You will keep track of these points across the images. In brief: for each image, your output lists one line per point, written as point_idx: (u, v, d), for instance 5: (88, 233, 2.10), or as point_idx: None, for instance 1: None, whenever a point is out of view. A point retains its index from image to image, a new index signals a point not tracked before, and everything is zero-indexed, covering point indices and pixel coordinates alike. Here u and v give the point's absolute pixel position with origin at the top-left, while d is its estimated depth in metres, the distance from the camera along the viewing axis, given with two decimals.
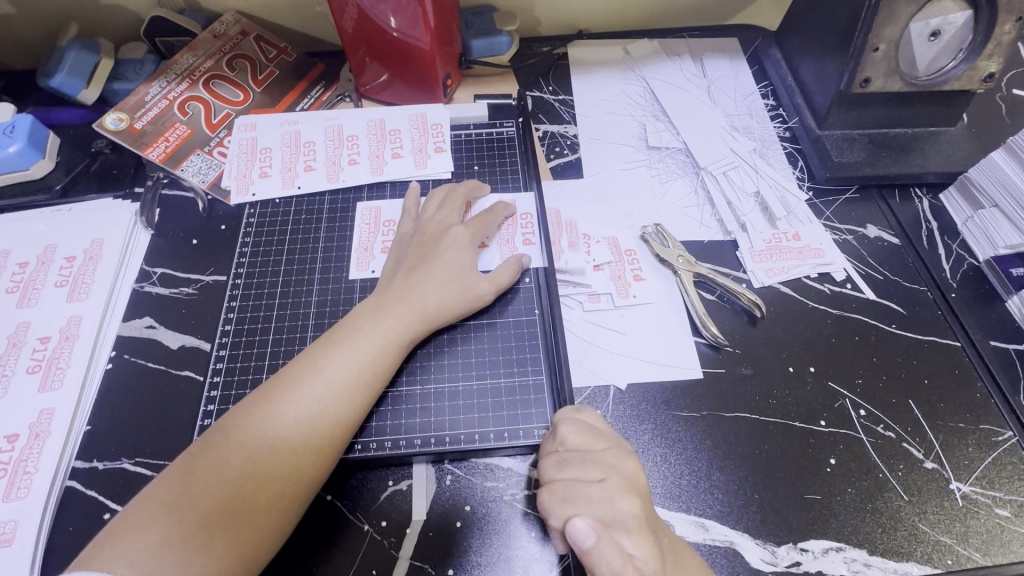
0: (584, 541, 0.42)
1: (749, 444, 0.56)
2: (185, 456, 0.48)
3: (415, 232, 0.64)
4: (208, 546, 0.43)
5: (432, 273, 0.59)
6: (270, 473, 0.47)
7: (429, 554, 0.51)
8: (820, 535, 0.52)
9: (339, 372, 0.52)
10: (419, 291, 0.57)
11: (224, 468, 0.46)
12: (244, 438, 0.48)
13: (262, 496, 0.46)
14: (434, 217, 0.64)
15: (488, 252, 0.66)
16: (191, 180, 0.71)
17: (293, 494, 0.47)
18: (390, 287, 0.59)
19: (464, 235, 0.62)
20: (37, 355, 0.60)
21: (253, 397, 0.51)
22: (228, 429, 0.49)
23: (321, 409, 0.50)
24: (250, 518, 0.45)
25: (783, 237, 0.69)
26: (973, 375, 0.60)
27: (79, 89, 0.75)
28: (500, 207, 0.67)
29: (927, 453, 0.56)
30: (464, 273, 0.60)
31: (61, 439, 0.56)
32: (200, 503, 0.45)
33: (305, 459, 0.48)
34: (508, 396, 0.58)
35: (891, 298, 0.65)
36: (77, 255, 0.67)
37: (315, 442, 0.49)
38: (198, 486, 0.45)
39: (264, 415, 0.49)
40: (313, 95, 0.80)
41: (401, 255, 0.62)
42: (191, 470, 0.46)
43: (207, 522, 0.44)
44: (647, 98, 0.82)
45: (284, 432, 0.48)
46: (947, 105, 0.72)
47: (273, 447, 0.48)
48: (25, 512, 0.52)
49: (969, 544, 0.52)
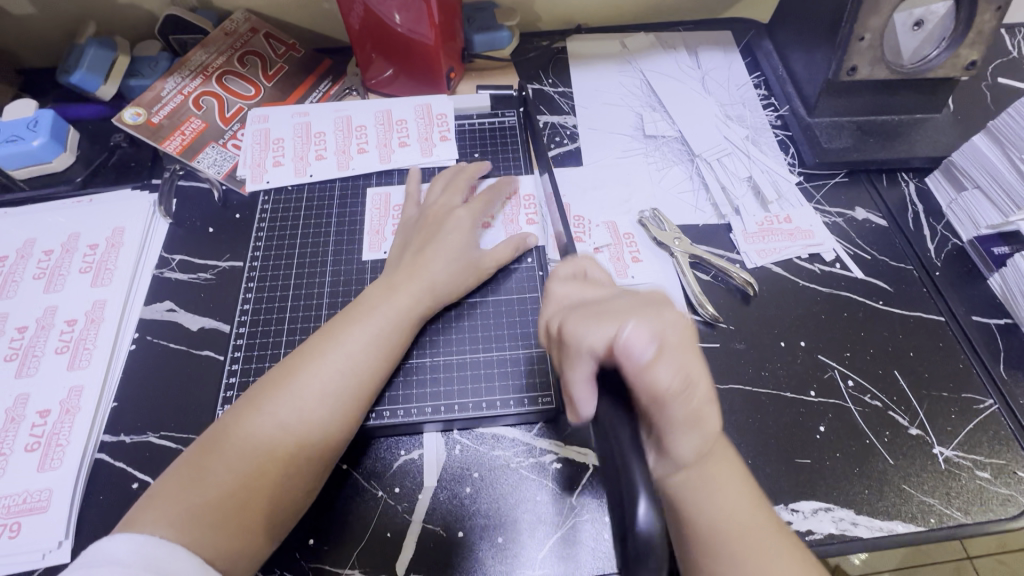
0: (643, 353, 0.37)
1: (743, 414, 0.59)
2: (215, 426, 0.51)
3: (420, 216, 0.67)
4: (241, 511, 0.46)
5: (437, 253, 0.62)
6: (299, 441, 0.50)
7: (440, 517, 0.54)
8: (810, 496, 0.55)
9: (360, 345, 0.55)
10: (427, 270, 0.60)
11: (256, 436, 0.49)
12: (272, 409, 0.50)
13: (291, 463, 0.49)
14: (438, 200, 0.68)
15: (493, 230, 0.69)
16: (207, 171, 0.74)
17: (319, 461, 0.51)
18: (400, 267, 0.61)
19: (466, 217, 0.66)
20: (64, 337, 0.64)
21: (280, 369, 0.54)
22: (256, 400, 0.51)
23: (344, 382, 0.53)
24: (280, 484, 0.49)
25: (774, 219, 0.72)
26: (957, 349, 0.63)
27: (97, 85, 0.78)
28: (507, 182, 0.72)
29: (911, 420, 0.59)
30: (466, 251, 0.63)
31: (90, 415, 0.59)
32: (233, 470, 0.48)
33: (330, 429, 0.51)
34: (514, 366, 0.61)
35: (878, 277, 0.68)
36: (99, 244, 0.70)
37: (339, 413, 0.52)
38: (230, 454, 0.48)
39: (290, 386, 0.52)
40: (321, 89, 0.83)
41: (407, 237, 0.65)
42: (223, 440, 0.49)
43: (239, 488, 0.47)
44: (643, 88, 0.85)
45: (312, 402, 0.51)
46: (931, 92, 0.75)
47: (300, 417, 0.50)
48: (58, 482, 0.55)
49: (951, 504, 0.55)
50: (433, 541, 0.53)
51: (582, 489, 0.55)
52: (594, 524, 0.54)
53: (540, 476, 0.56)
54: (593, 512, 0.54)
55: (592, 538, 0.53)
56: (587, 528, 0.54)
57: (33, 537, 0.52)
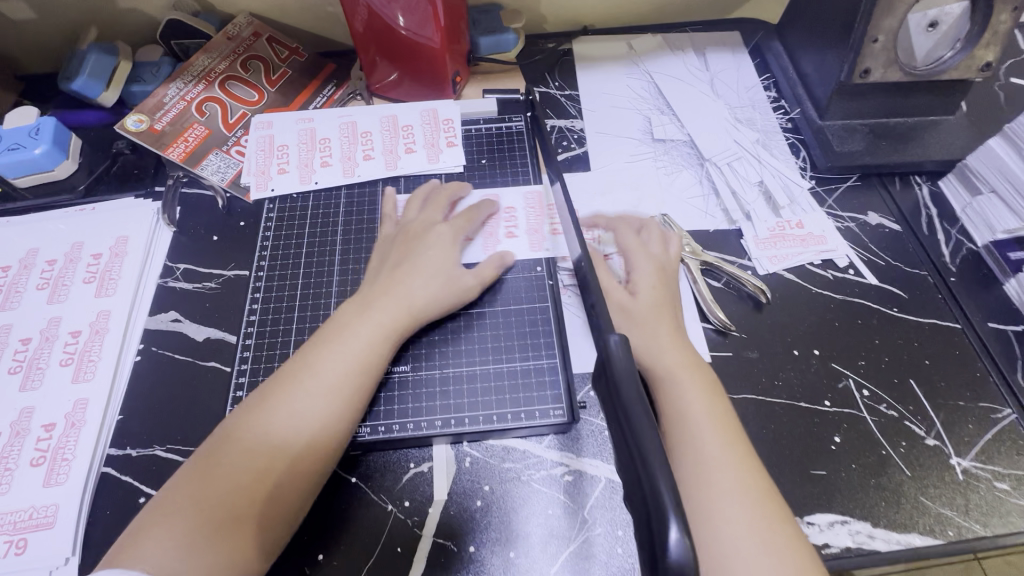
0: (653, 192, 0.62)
1: (756, 424, 0.58)
2: (193, 459, 0.50)
3: (398, 231, 0.66)
4: (219, 540, 0.45)
5: (414, 269, 0.61)
6: (272, 467, 0.49)
7: (450, 532, 0.53)
8: (826, 509, 0.54)
9: (331, 366, 0.53)
10: (404, 285, 0.59)
11: (231, 466, 0.48)
12: (245, 437, 0.50)
13: (266, 490, 0.48)
14: (417, 217, 0.67)
15: (473, 246, 0.68)
16: (211, 178, 0.73)
17: (297, 485, 0.49)
18: (376, 282, 0.61)
19: (447, 233, 0.65)
20: (69, 348, 0.63)
21: (270, 382, 0.54)
22: (230, 430, 0.51)
23: (316, 404, 0.52)
24: (256, 511, 0.47)
25: (786, 225, 0.71)
26: (973, 356, 0.62)
27: (99, 92, 0.77)
28: (485, 203, 0.70)
29: (928, 431, 0.58)
30: (446, 268, 0.62)
31: (95, 428, 0.58)
32: (207, 501, 0.47)
33: (307, 452, 0.50)
34: (524, 378, 0.60)
35: (893, 283, 0.67)
36: (103, 253, 0.69)
37: (312, 436, 0.51)
38: (206, 485, 0.47)
39: (262, 414, 0.51)
40: (325, 94, 0.82)
41: (385, 253, 0.64)
42: (198, 472, 0.48)
43: (214, 518, 0.46)
44: (651, 91, 0.84)
45: (301, 414, 0.51)
46: (946, 93, 0.73)
47: (271, 443, 0.50)
48: (64, 497, 0.54)
49: (970, 516, 0.54)
50: (444, 556, 0.52)
51: (594, 502, 0.55)
52: (607, 538, 0.53)
53: (552, 489, 0.55)
54: (606, 526, 0.53)
55: (605, 552, 0.52)
56: (600, 543, 0.53)
57: (39, 554, 0.52)
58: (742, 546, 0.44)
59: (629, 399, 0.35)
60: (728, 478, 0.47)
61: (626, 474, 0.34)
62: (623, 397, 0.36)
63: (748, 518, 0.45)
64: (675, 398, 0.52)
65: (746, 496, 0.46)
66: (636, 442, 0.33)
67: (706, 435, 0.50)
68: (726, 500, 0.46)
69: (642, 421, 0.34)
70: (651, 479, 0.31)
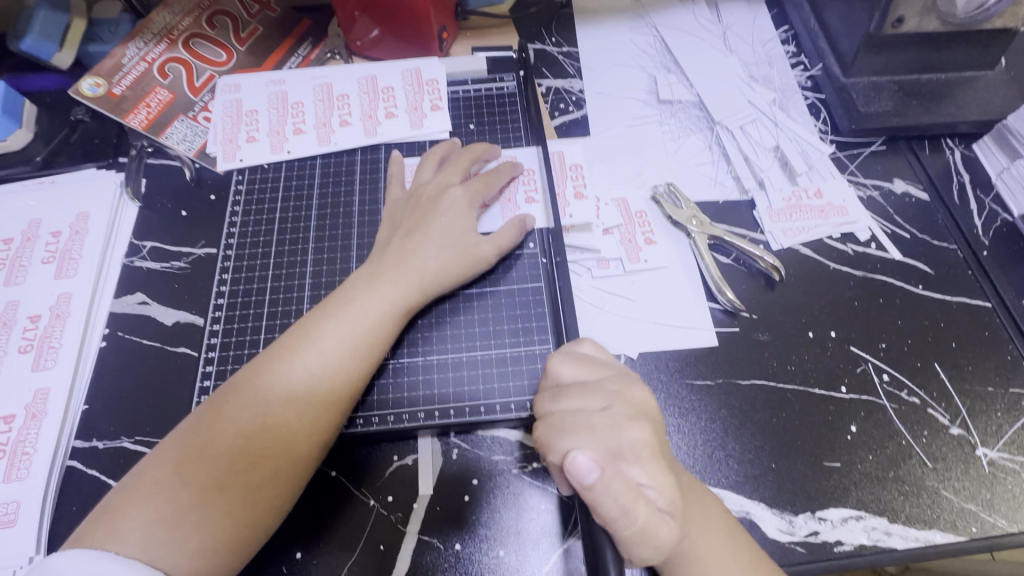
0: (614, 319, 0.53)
1: (766, 413, 0.54)
2: (178, 432, 0.46)
3: (410, 197, 0.60)
4: (202, 524, 0.42)
5: (428, 237, 0.56)
6: (267, 447, 0.45)
7: (437, 528, 0.50)
8: (839, 504, 0.50)
9: (332, 344, 0.49)
10: (416, 256, 0.55)
11: (212, 447, 0.44)
12: (236, 413, 0.46)
13: (257, 472, 0.45)
14: (431, 181, 0.61)
15: (490, 214, 0.63)
16: (177, 148, 0.68)
17: (290, 471, 0.46)
18: (386, 254, 0.55)
19: (463, 197, 0.59)
20: (29, 334, 0.59)
21: (261, 356, 0.50)
22: (219, 403, 0.46)
23: (315, 382, 0.48)
24: (243, 495, 0.44)
25: (803, 194, 0.65)
26: (1004, 338, 0.57)
27: (52, 53, 0.71)
28: (507, 166, 0.63)
29: (952, 419, 0.54)
30: (463, 235, 0.57)
31: (57, 420, 0.54)
32: (191, 481, 0.43)
33: (301, 434, 0.46)
34: (514, 365, 0.56)
35: (918, 258, 0.61)
36: (63, 231, 0.64)
37: (308, 417, 0.47)
38: (189, 463, 0.44)
39: (255, 389, 0.47)
40: (300, 53, 0.75)
41: (396, 219, 0.59)
42: (183, 447, 0.44)
43: (200, 499, 0.42)
44: (657, 47, 0.77)
45: (293, 396, 0.47)
46: (986, 45, 0.66)
47: (265, 421, 0.46)
48: (26, 493, 0.51)
49: (995, 511, 0.50)
50: (429, 554, 0.49)
51: None
52: None
53: (544, 482, 0.52)
54: None
55: None
56: None
57: (2, 553, 0.49)
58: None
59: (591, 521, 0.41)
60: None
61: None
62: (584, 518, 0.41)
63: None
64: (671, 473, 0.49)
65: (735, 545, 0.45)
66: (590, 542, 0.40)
67: None
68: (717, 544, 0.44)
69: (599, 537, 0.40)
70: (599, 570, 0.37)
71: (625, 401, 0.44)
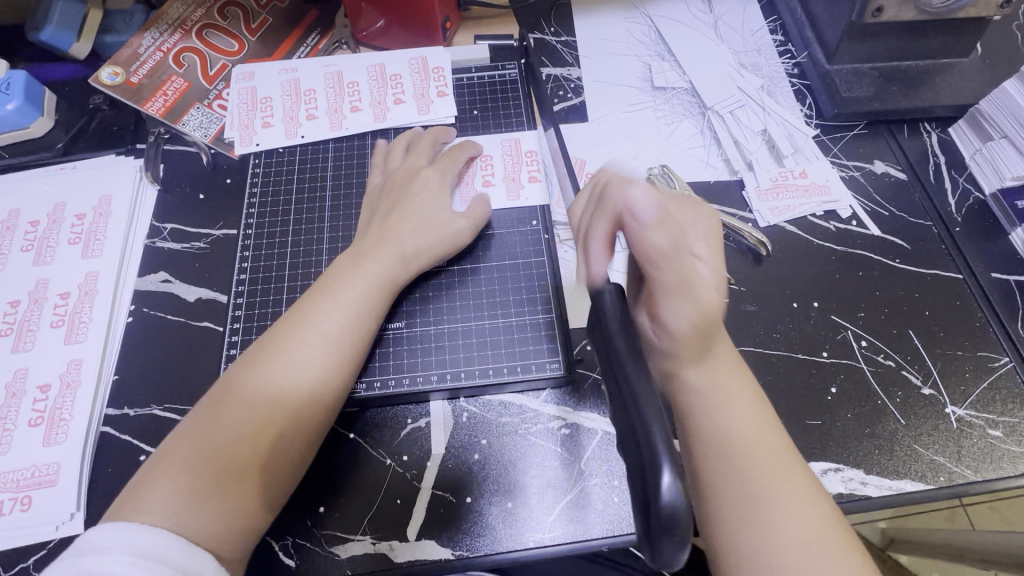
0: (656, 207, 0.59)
1: (753, 376, 0.58)
2: (193, 413, 0.50)
3: (385, 182, 0.64)
4: (233, 487, 0.46)
5: (406, 216, 0.60)
6: (285, 414, 0.49)
7: (450, 484, 0.54)
8: (820, 457, 0.55)
9: (337, 316, 0.53)
10: (396, 234, 0.59)
11: (235, 417, 0.48)
12: (253, 388, 0.49)
13: (278, 437, 0.49)
14: (403, 164, 0.65)
15: (459, 196, 0.66)
16: (194, 134, 0.71)
17: (308, 434, 0.50)
18: (368, 234, 0.60)
19: (434, 177, 0.64)
20: (59, 310, 0.62)
21: (271, 330, 0.53)
22: (238, 377, 0.50)
23: (325, 352, 0.52)
24: (258, 460, 0.47)
25: (789, 174, 0.69)
26: (974, 306, 0.62)
27: (71, 43, 0.73)
28: (469, 145, 0.67)
29: (925, 380, 0.58)
30: (436, 214, 0.61)
31: (91, 389, 0.58)
32: (219, 450, 0.47)
33: (305, 404, 0.50)
34: (521, 334, 0.60)
35: (896, 234, 0.66)
36: (87, 213, 0.68)
37: (320, 387, 0.51)
38: (212, 437, 0.47)
39: (271, 362, 0.51)
40: (309, 43, 0.78)
41: (373, 203, 0.63)
42: (207, 421, 0.48)
43: (218, 469, 0.46)
44: (651, 36, 0.80)
45: (306, 365, 0.51)
46: (961, 33, 0.70)
47: (281, 389, 0.50)
48: (65, 456, 0.55)
49: (962, 462, 0.55)
50: (443, 507, 0.53)
51: (590, 455, 0.55)
52: (603, 489, 0.54)
53: (549, 442, 0.56)
54: (602, 476, 0.54)
55: (601, 502, 0.53)
56: (597, 493, 0.54)
57: (46, 510, 0.53)
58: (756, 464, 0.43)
59: (615, 325, 0.37)
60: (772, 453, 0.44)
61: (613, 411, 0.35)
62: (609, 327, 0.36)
63: (796, 489, 0.43)
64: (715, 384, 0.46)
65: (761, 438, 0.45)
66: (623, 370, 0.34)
67: None
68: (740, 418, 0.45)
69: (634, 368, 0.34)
70: (646, 430, 0.31)
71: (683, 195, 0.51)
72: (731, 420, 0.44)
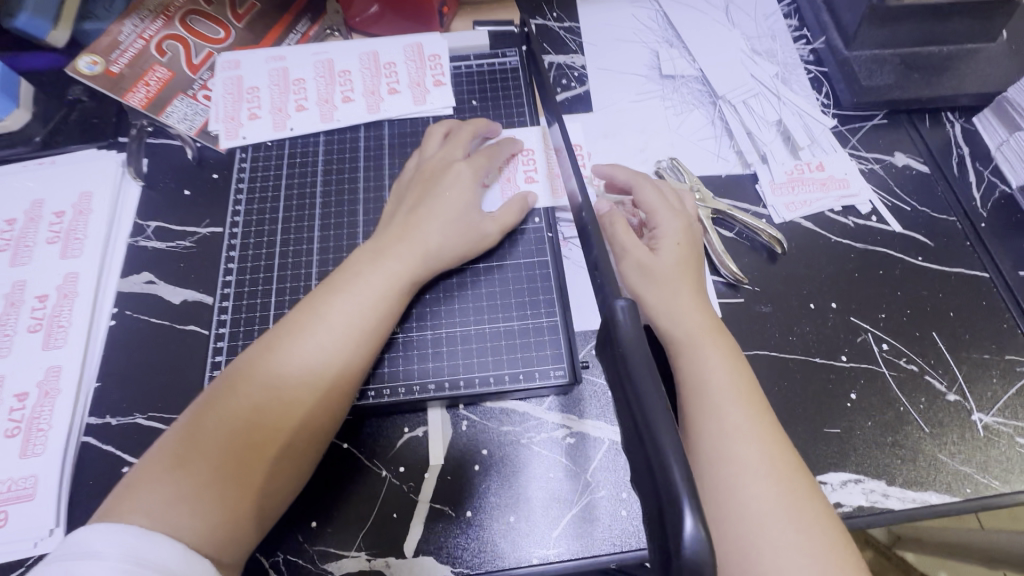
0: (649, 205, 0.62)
1: (768, 382, 0.55)
2: (192, 408, 0.46)
3: (416, 170, 0.60)
4: (233, 479, 0.43)
5: (434, 212, 0.56)
6: (297, 403, 0.46)
7: (449, 497, 0.51)
8: (839, 468, 0.52)
9: (359, 302, 0.50)
10: (420, 231, 0.55)
11: (246, 401, 0.45)
12: (269, 369, 0.47)
13: (287, 427, 0.46)
14: (436, 154, 0.61)
15: (491, 192, 0.63)
16: (178, 127, 0.67)
17: (319, 426, 0.47)
18: (391, 228, 0.56)
19: (468, 171, 0.59)
20: (37, 314, 0.59)
21: (291, 316, 0.50)
22: (256, 358, 0.47)
23: (346, 337, 0.49)
24: (259, 465, 0.44)
25: (805, 168, 0.66)
26: (1001, 307, 0.58)
27: (47, 31, 0.69)
28: (508, 142, 0.63)
29: (949, 386, 0.55)
30: (467, 212, 0.57)
31: (71, 397, 0.55)
32: (225, 437, 0.44)
33: (315, 405, 0.47)
34: (523, 339, 0.57)
35: (918, 230, 0.62)
36: (66, 211, 0.64)
37: (338, 374, 0.48)
38: (222, 420, 0.44)
39: (289, 344, 0.48)
40: (299, 30, 0.74)
41: (402, 193, 0.59)
42: (216, 403, 0.45)
43: (217, 472, 0.42)
44: (660, 21, 0.76)
45: (326, 351, 0.48)
46: (989, 16, 0.66)
47: (297, 375, 0.47)
48: (44, 469, 0.52)
49: (989, 473, 0.52)
50: (442, 522, 0.51)
51: (597, 465, 0.52)
52: (611, 502, 0.51)
53: (553, 452, 0.53)
54: (610, 489, 0.51)
55: (609, 516, 0.50)
56: (605, 507, 0.51)
57: (23, 526, 0.50)
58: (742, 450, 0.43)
59: (628, 342, 0.32)
60: (752, 454, 0.43)
61: (625, 435, 0.31)
62: (622, 344, 0.32)
63: (769, 497, 0.42)
64: (695, 367, 0.48)
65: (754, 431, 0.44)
66: (636, 394, 0.30)
67: (728, 404, 0.46)
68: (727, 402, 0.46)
69: (648, 391, 0.30)
70: (662, 463, 0.27)
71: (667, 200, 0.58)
72: (719, 415, 0.45)
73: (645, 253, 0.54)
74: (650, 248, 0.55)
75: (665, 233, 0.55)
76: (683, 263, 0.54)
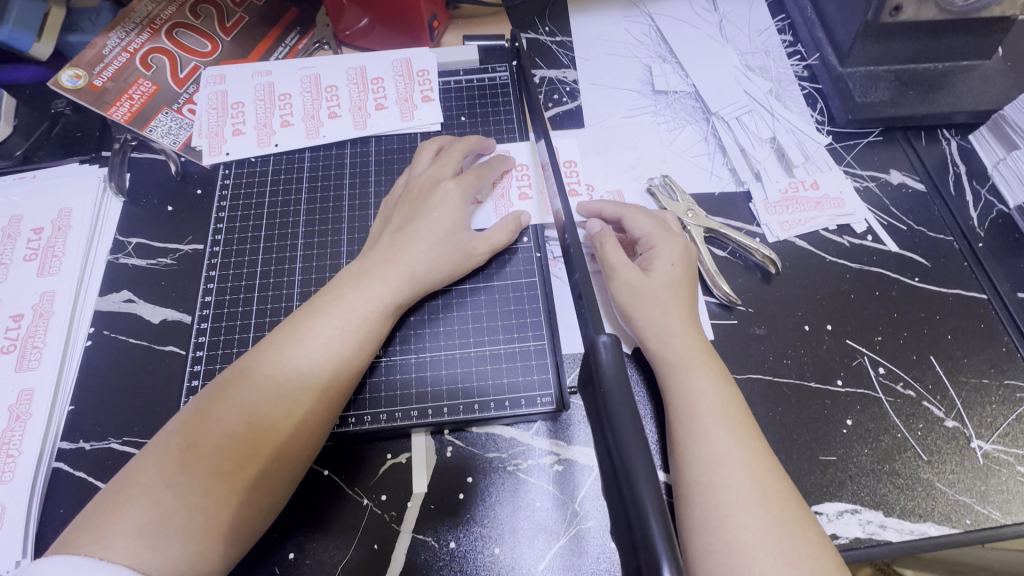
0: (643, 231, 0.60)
1: (762, 406, 0.54)
2: (162, 434, 0.44)
3: (404, 189, 0.59)
4: (207, 501, 0.41)
5: (420, 232, 0.54)
6: (277, 421, 0.45)
7: (431, 527, 0.50)
8: (834, 497, 0.50)
9: (339, 322, 0.49)
10: (406, 252, 0.53)
11: (224, 419, 0.44)
12: (251, 385, 0.45)
13: (267, 447, 0.44)
14: (424, 172, 0.59)
15: (483, 210, 0.62)
16: (162, 141, 0.66)
17: (300, 446, 0.46)
18: (376, 248, 0.54)
19: (456, 191, 0.57)
20: (11, 334, 0.57)
21: (274, 332, 0.49)
22: (238, 375, 0.46)
23: (329, 354, 0.48)
24: (230, 494, 0.42)
25: (800, 186, 0.64)
26: (999, 329, 0.57)
27: (29, 44, 0.67)
28: (498, 159, 0.62)
29: (947, 411, 0.54)
30: (454, 232, 0.55)
31: (42, 421, 0.53)
32: (202, 455, 0.42)
33: (296, 422, 0.45)
34: (509, 362, 0.55)
35: (915, 250, 0.61)
36: (44, 227, 0.63)
37: (321, 391, 0.47)
38: (199, 438, 0.43)
39: (270, 361, 0.46)
40: (288, 43, 0.73)
41: (389, 212, 0.58)
42: (193, 421, 0.44)
43: (185, 502, 0.40)
44: (653, 36, 0.75)
45: (309, 368, 0.47)
46: (984, 34, 0.65)
47: (279, 392, 0.45)
48: (12, 496, 0.50)
49: (990, 503, 0.50)
50: (423, 553, 0.49)
51: (585, 494, 0.51)
52: (599, 533, 0.49)
53: (540, 479, 0.51)
54: (598, 518, 0.50)
55: (597, 548, 0.49)
56: (593, 538, 0.49)
57: None
58: (734, 481, 0.42)
59: (609, 381, 0.31)
60: (742, 482, 0.42)
61: (604, 481, 0.29)
62: (604, 382, 0.31)
63: (763, 528, 0.40)
64: (687, 393, 0.47)
65: (744, 463, 0.43)
66: (617, 443, 0.28)
67: (718, 431, 0.44)
68: (716, 431, 0.44)
69: (631, 438, 0.28)
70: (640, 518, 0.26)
71: (663, 226, 0.56)
72: (711, 447, 0.43)
73: (637, 277, 0.53)
74: (643, 269, 0.54)
75: (661, 253, 0.54)
76: (678, 283, 0.53)
